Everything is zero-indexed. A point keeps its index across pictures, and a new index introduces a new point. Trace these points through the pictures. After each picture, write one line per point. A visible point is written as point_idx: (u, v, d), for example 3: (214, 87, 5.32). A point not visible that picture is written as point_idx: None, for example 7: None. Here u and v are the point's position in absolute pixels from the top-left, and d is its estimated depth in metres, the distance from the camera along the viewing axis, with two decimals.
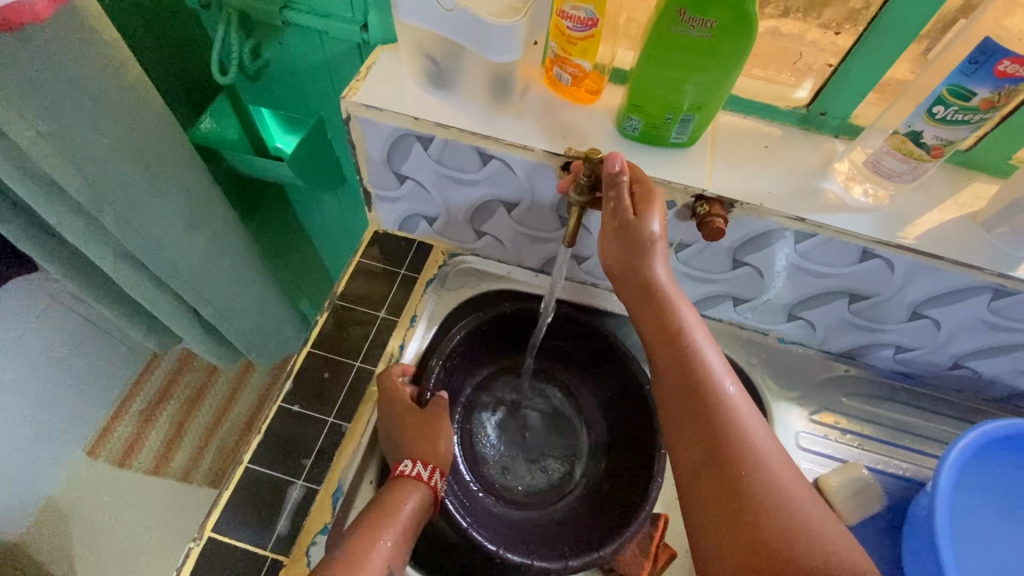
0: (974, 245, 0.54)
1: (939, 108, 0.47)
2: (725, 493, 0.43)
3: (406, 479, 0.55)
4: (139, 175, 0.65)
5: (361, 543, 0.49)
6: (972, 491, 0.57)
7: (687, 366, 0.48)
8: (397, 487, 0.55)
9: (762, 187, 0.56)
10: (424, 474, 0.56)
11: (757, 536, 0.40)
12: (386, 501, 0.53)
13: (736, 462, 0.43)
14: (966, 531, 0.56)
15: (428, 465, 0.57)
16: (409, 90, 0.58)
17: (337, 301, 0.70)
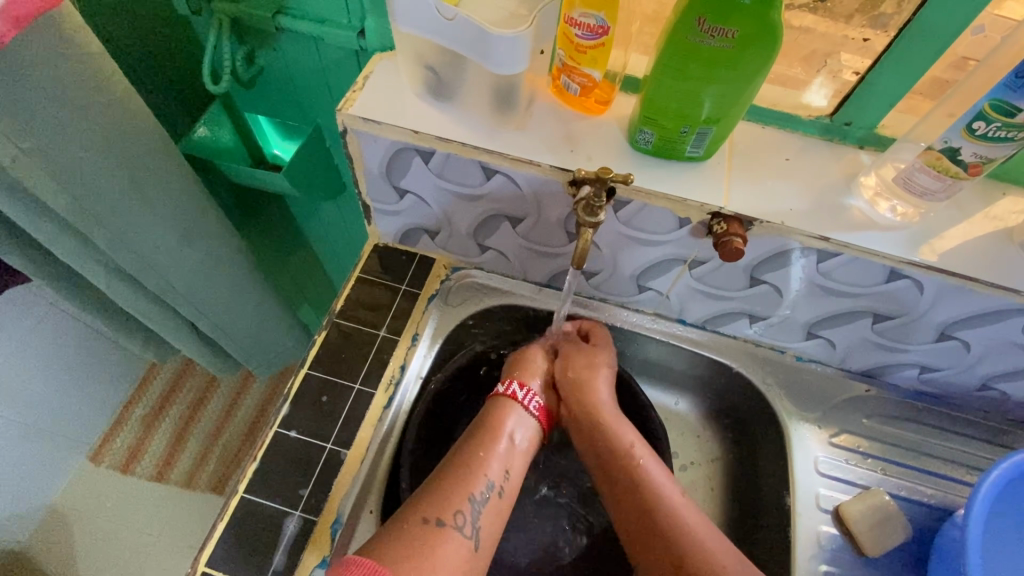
0: (1010, 266, 0.51)
1: (980, 123, 0.43)
2: None
3: (505, 399, 0.63)
4: (128, 191, 0.63)
5: (467, 457, 0.57)
6: (1008, 526, 0.54)
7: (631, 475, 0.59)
8: (496, 407, 0.62)
9: (783, 203, 0.53)
10: (518, 393, 0.63)
11: None
12: (488, 424, 0.61)
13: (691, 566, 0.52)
14: (1001, 566, 0.53)
15: (523, 385, 0.64)
16: (408, 101, 0.55)
17: (335, 319, 0.67)
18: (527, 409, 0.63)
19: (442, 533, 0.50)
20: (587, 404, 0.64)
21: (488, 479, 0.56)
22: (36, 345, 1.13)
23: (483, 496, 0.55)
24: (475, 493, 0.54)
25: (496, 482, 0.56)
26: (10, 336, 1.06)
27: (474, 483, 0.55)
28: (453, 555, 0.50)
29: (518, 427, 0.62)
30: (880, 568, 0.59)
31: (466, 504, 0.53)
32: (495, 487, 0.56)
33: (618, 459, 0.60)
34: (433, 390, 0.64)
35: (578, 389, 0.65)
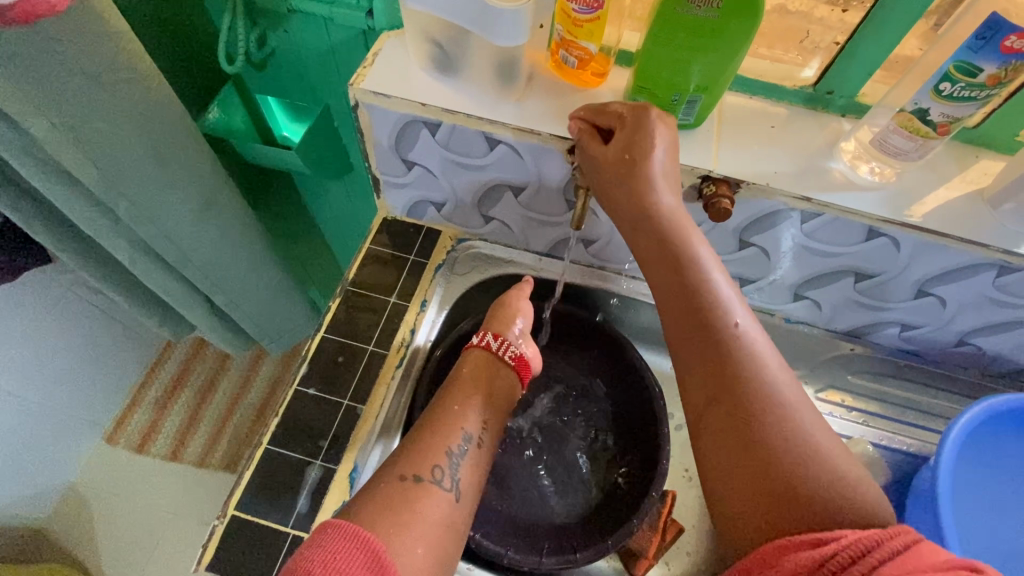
0: (980, 223, 0.55)
1: (945, 84, 0.47)
2: (742, 430, 0.43)
3: (482, 351, 0.61)
4: (151, 166, 0.66)
5: (442, 411, 0.55)
6: (974, 465, 0.58)
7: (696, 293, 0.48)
8: (471, 361, 0.60)
9: (769, 167, 0.56)
10: (493, 344, 0.62)
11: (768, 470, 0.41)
12: (463, 374, 0.59)
13: (749, 398, 0.43)
14: (970, 501, 0.58)
15: (498, 337, 0.62)
16: (415, 75, 0.59)
17: (348, 288, 0.71)
18: (504, 358, 0.61)
19: (422, 489, 0.48)
20: (664, 233, 0.49)
21: (464, 433, 0.54)
22: (54, 326, 1.16)
23: (462, 449, 0.53)
24: (452, 447, 0.52)
25: (474, 434, 0.54)
26: (30, 317, 1.10)
27: (451, 436, 0.53)
28: (434, 510, 0.47)
29: (493, 378, 0.60)
30: None
31: (443, 459, 0.51)
32: (474, 439, 0.54)
33: (697, 301, 0.47)
34: (439, 356, 0.66)
35: (664, 230, 0.50)
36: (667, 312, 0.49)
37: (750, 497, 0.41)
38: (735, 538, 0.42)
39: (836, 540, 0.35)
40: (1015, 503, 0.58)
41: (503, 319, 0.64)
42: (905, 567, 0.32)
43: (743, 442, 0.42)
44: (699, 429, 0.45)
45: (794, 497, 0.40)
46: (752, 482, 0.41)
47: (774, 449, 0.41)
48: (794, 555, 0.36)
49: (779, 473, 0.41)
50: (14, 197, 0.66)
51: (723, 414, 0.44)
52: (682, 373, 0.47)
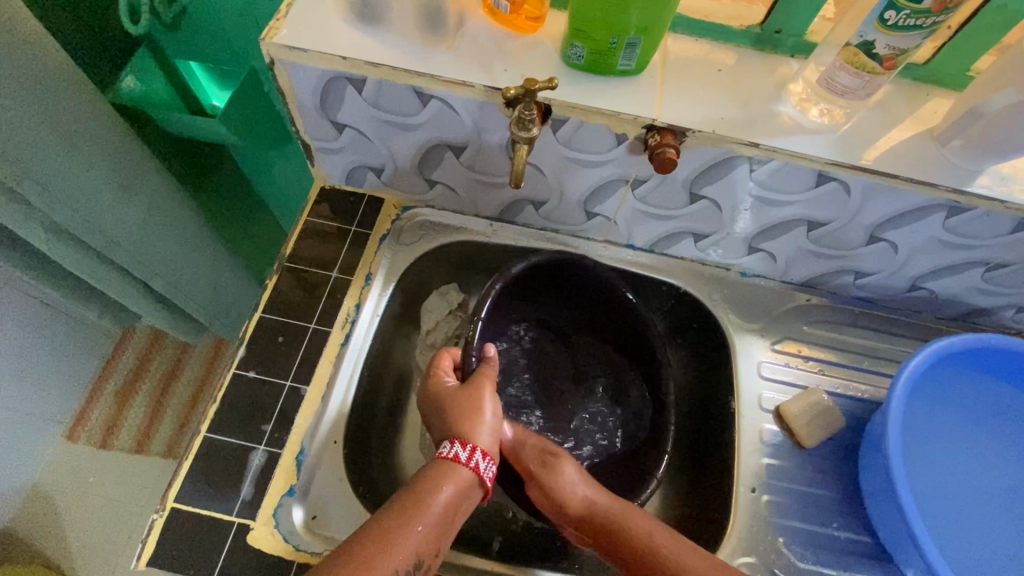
0: (929, 162, 0.53)
1: (890, 13, 0.44)
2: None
3: (455, 463, 0.54)
4: (52, 139, 0.60)
5: (390, 522, 0.47)
6: (921, 407, 0.59)
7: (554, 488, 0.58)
8: (438, 473, 0.53)
9: (715, 113, 0.53)
10: (462, 455, 0.54)
11: None
12: (421, 484, 0.51)
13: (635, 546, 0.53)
14: (921, 438, 0.58)
15: (467, 444, 0.55)
16: (334, 26, 0.53)
17: (286, 264, 0.67)
18: (475, 470, 0.54)
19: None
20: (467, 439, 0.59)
21: (415, 556, 0.47)
22: None
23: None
24: (402, 571, 0.46)
25: (427, 558, 0.48)
26: None
27: (399, 560, 0.46)
28: None
29: (457, 493, 0.52)
30: (818, 459, 0.63)
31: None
32: (423, 563, 0.48)
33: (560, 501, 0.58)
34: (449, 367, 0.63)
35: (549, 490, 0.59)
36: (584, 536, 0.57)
37: None
38: None
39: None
40: (963, 436, 0.59)
41: (468, 419, 0.57)
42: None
43: None
44: None
45: None
46: None
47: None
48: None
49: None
50: None
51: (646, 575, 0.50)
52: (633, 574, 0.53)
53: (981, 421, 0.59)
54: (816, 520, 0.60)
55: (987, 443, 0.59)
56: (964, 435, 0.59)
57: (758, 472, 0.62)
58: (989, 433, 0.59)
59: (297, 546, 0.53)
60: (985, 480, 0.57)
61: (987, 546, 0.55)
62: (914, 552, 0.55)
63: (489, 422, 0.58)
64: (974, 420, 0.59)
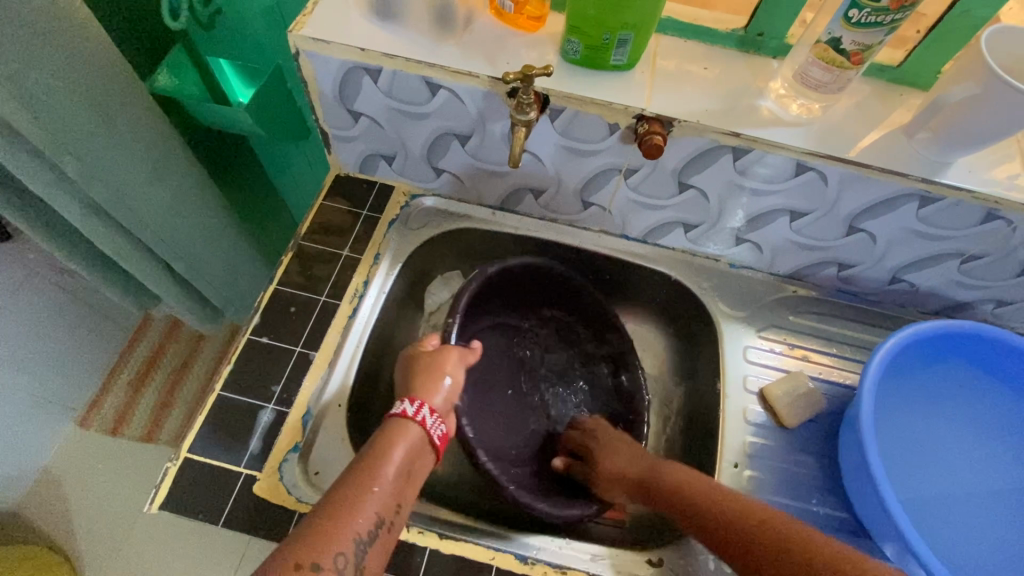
0: (900, 154, 0.57)
1: (853, 12, 0.48)
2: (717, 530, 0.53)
3: (406, 420, 0.56)
4: (94, 120, 0.66)
5: (350, 489, 0.49)
6: (892, 392, 0.61)
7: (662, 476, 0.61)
8: (388, 433, 0.55)
9: (700, 105, 0.58)
10: (410, 409, 0.56)
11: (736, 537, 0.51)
12: (377, 447, 0.53)
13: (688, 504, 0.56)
14: (895, 418, 0.61)
15: (415, 401, 0.57)
16: (354, 22, 0.59)
17: (301, 241, 0.72)
18: (424, 426, 0.56)
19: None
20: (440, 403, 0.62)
21: (375, 517, 0.48)
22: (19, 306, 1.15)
23: (371, 537, 0.48)
24: (362, 532, 0.47)
25: (386, 517, 0.49)
26: None
27: (359, 520, 0.47)
28: None
29: (411, 453, 0.54)
30: (801, 439, 0.66)
31: (348, 544, 0.46)
32: (385, 523, 0.49)
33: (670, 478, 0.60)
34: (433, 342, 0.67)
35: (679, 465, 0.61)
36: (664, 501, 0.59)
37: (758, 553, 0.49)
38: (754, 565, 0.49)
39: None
40: (941, 423, 0.62)
41: (423, 385, 0.60)
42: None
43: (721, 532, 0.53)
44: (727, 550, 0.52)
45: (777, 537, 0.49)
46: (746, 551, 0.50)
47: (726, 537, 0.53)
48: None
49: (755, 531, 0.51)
50: None
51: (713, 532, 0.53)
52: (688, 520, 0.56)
53: (959, 411, 0.62)
54: (795, 496, 0.62)
55: (964, 433, 0.62)
56: (930, 415, 0.62)
57: (741, 450, 0.65)
58: (967, 424, 0.62)
59: (300, 498, 0.57)
60: (959, 467, 0.60)
61: (954, 524, 0.57)
62: (887, 524, 0.56)
63: (447, 387, 0.61)
64: (950, 409, 0.62)
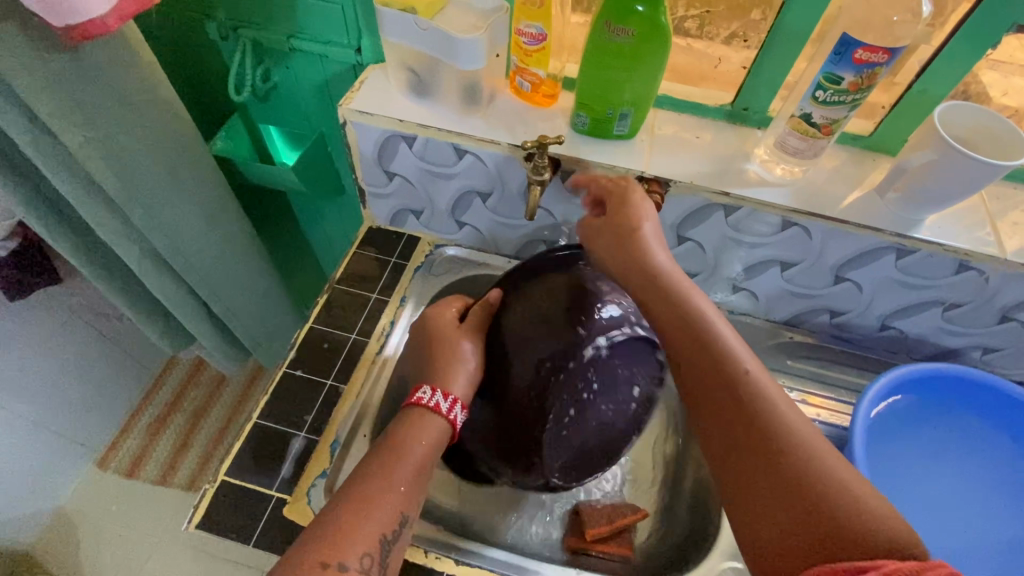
0: (874, 211, 0.64)
1: (820, 92, 0.57)
2: (759, 451, 0.45)
3: (426, 410, 0.57)
4: (162, 177, 0.75)
5: (379, 483, 0.51)
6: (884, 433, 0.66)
7: (725, 368, 0.48)
8: (410, 422, 0.56)
9: (693, 169, 0.66)
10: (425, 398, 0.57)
11: (780, 472, 0.43)
12: (399, 438, 0.55)
13: (752, 412, 0.46)
14: (891, 460, 0.65)
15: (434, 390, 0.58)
16: (395, 98, 0.69)
17: (335, 285, 0.79)
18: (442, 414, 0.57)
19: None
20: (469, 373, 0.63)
21: (397, 516, 0.50)
22: (61, 346, 1.22)
23: (396, 533, 0.50)
24: (387, 533, 0.49)
25: (413, 517, 0.51)
26: (39, 337, 1.16)
27: (382, 522, 0.49)
28: None
29: (434, 441, 0.56)
30: None
31: (376, 547, 0.48)
32: (408, 521, 0.51)
33: (726, 369, 0.48)
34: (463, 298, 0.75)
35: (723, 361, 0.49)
36: (688, 377, 0.50)
37: (774, 496, 0.43)
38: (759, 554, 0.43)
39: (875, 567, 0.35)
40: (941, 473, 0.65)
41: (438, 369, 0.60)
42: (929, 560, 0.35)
43: (763, 458, 0.44)
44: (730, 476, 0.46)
45: (811, 499, 0.42)
46: (778, 495, 0.43)
47: (783, 441, 0.44)
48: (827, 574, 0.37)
49: (789, 471, 0.43)
50: (43, 206, 0.75)
51: (742, 452, 0.46)
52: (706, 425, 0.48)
53: (964, 467, 0.65)
54: None
55: (977, 493, 0.64)
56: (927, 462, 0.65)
57: None
58: (973, 477, 0.65)
59: None
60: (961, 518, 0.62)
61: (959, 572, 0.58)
62: None
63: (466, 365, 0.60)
64: (953, 459, 0.66)
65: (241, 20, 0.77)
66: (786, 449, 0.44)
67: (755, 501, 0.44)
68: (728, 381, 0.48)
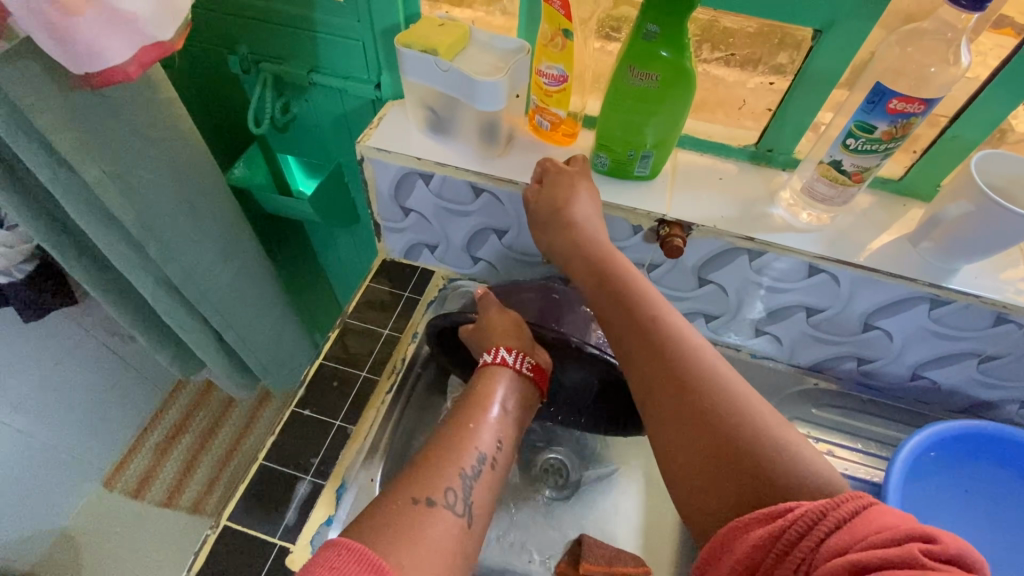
0: (906, 259, 0.62)
1: (851, 140, 0.55)
2: (683, 400, 0.48)
3: (492, 367, 0.58)
4: (179, 209, 0.75)
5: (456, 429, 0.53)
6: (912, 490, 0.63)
7: (655, 332, 0.52)
8: (485, 379, 0.58)
9: (716, 212, 0.64)
10: (508, 359, 0.58)
11: (704, 420, 0.47)
12: (478, 392, 0.57)
13: (678, 370, 0.49)
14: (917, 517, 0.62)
15: (508, 348, 0.59)
16: (413, 135, 0.69)
17: (347, 319, 0.78)
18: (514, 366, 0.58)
19: (430, 514, 0.45)
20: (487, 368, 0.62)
21: (479, 452, 0.52)
22: (72, 367, 1.22)
23: (476, 470, 0.50)
24: (466, 468, 0.50)
25: (489, 453, 0.52)
26: (50, 358, 1.16)
27: (466, 458, 0.50)
28: (443, 536, 0.45)
29: (509, 393, 0.58)
30: None
31: (455, 480, 0.48)
32: (488, 460, 0.52)
33: (653, 330, 0.52)
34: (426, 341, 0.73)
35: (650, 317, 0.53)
36: (625, 344, 0.53)
37: (697, 446, 0.46)
38: (696, 508, 0.46)
39: (788, 513, 0.38)
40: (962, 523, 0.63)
41: (502, 332, 0.61)
42: (854, 534, 0.34)
43: (686, 409, 0.48)
44: (659, 426, 0.49)
45: (740, 450, 0.45)
46: (700, 443, 0.46)
47: (701, 391, 0.48)
48: (746, 536, 0.39)
49: (715, 424, 0.46)
50: (59, 235, 0.75)
51: (674, 404, 0.49)
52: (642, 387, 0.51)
53: (985, 512, 0.63)
54: None
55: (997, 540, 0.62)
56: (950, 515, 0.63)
57: None
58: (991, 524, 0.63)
59: None
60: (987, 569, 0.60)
61: None
62: None
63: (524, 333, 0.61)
64: (973, 506, 0.63)
65: (262, 54, 0.77)
66: (707, 398, 0.48)
67: (687, 445, 0.47)
68: (653, 337, 0.52)
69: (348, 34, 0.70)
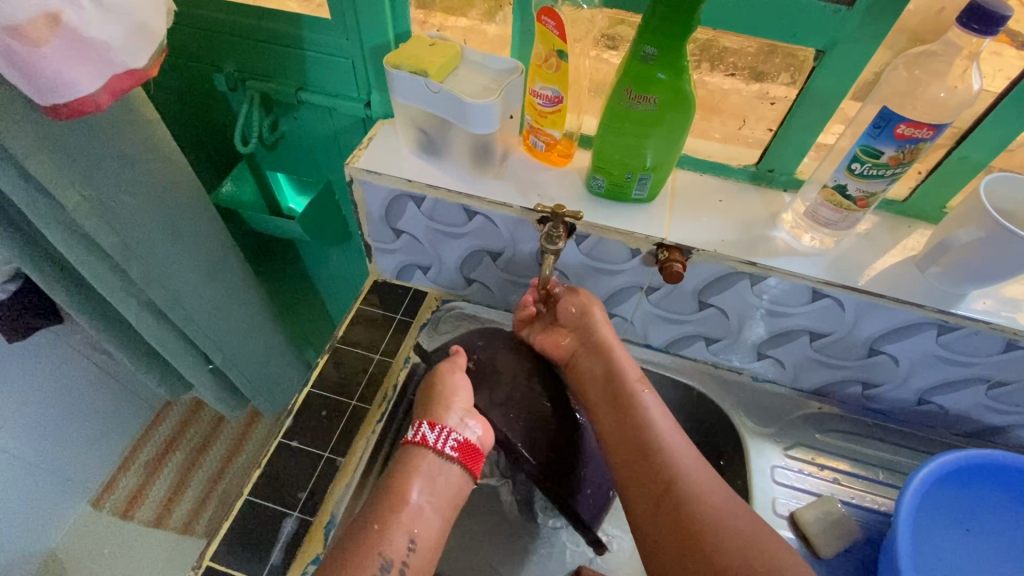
0: (912, 285, 0.60)
1: (856, 164, 0.53)
2: (671, 510, 0.54)
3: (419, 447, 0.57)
4: (163, 232, 0.73)
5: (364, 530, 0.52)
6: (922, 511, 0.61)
7: (646, 438, 0.58)
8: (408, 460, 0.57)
9: (715, 235, 0.62)
10: (427, 436, 0.57)
11: (689, 529, 0.52)
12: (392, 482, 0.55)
13: (665, 480, 0.55)
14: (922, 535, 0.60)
15: (433, 426, 0.58)
16: (404, 156, 0.67)
17: (337, 343, 0.75)
18: (437, 449, 0.57)
19: None
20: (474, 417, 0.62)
21: (404, 546, 0.52)
22: (58, 388, 1.19)
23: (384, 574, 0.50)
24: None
25: (398, 558, 0.51)
26: (35, 379, 1.13)
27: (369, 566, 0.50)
28: None
29: (427, 484, 0.55)
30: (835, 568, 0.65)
31: None
32: (397, 562, 0.51)
33: (646, 440, 0.58)
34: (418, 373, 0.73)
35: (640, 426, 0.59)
36: (619, 450, 0.59)
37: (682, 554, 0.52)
38: None
39: None
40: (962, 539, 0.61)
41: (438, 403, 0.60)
42: None
43: (672, 517, 0.53)
44: (648, 532, 0.54)
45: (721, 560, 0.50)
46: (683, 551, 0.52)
47: (688, 503, 0.53)
48: None
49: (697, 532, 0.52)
50: (38, 259, 0.73)
51: (661, 513, 0.54)
52: (635, 491, 0.57)
53: (984, 527, 0.62)
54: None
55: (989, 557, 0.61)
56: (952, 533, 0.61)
57: None
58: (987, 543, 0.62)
59: None
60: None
61: None
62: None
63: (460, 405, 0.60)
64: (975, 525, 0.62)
65: (250, 72, 0.75)
66: (691, 510, 0.53)
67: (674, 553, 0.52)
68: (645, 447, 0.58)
69: (337, 51, 0.68)
